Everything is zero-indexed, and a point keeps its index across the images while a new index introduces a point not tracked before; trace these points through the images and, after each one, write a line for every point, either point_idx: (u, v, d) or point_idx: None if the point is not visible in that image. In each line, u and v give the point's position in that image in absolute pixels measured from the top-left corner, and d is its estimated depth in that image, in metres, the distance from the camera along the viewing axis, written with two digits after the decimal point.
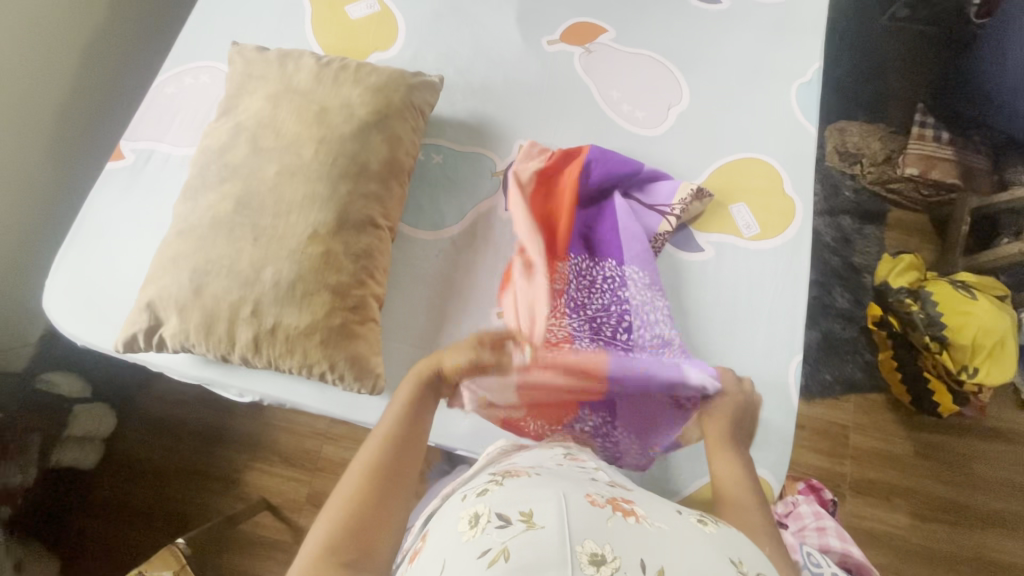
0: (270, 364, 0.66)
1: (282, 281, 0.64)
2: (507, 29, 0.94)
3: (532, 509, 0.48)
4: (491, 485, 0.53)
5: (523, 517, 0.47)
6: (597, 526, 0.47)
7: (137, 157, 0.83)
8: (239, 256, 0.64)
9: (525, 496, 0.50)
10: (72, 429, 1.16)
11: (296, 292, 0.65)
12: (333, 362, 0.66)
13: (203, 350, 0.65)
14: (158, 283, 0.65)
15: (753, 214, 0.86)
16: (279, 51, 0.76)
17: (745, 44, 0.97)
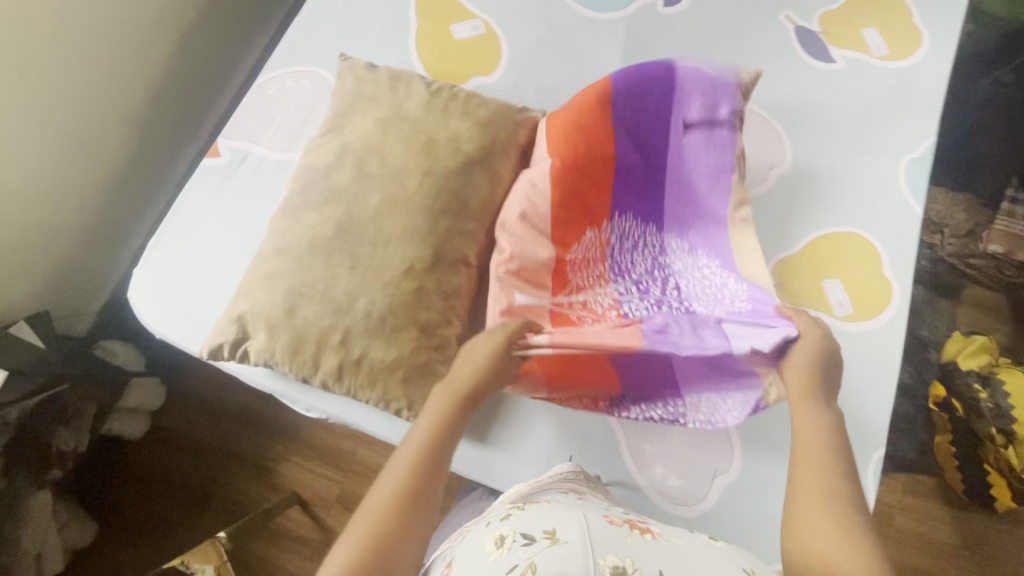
0: (349, 393, 0.65)
1: (374, 313, 0.64)
2: (611, 67, 0.92)
3: (555, 527, 0.53)
4: (513, 509, 0.58)
5: (546, 534, 0.52)
6: (617, 540, 0.52)
7: (233, 157, 0.83)
8: (335, 283, 0.64)
9: (546, 518, 0.55)
10: (127, 400, 1.18)
11: (386, 326, 0.64)
12: (411, 401, 0.65)
13: (286, 370, 0.65)
14: (251, 297, 0.65)
15: (846, 293, 0.83)
16: (390, 72, 0.75)
17: (856, 111, 0.93)
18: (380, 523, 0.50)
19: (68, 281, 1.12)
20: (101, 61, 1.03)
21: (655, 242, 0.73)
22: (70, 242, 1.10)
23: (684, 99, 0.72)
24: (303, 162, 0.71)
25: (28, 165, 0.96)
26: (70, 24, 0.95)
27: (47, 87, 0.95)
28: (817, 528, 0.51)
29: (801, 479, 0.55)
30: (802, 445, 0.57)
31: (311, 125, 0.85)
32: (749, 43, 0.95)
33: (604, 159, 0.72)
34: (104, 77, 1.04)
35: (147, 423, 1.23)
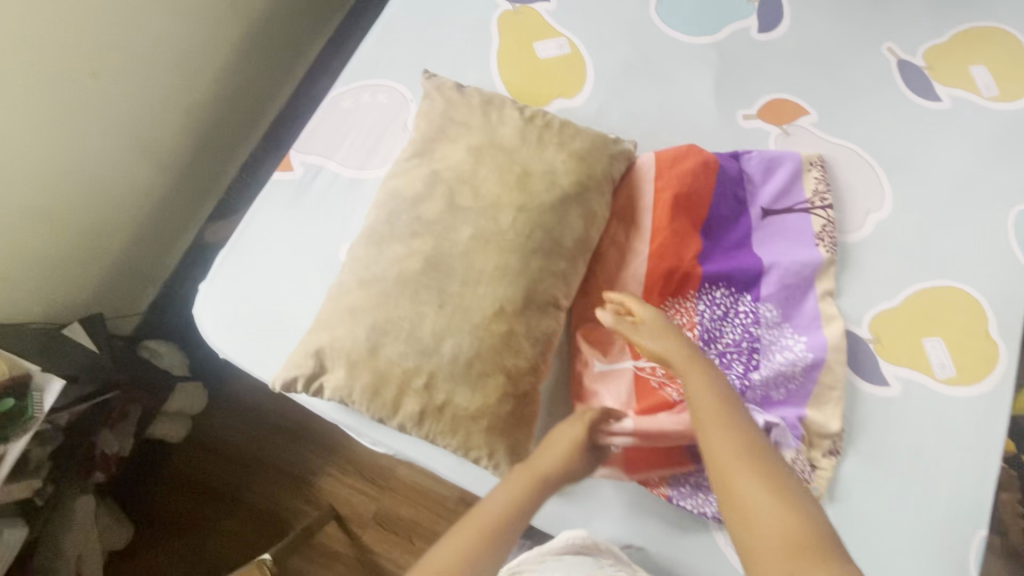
0: (428, 438, 0.61)
1: (461, 356, 0.60)
2: (701, 95, 0.87)
3: None
4: None
5: None
6: None
7: (306, 171, 0.80)
8: (422, 321, 0.60)
9: None
10: (170, 404, 1.15)
11: (473, 370, 0.60)
12: (493, 450, 0.61)
13: (363, 411, 0.61)
14: (331, 330, 0.62)
15: (949, 353, 0.77)
16: (481, 95, 0.71)
17: (961, 153, 0.87)
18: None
19: (118, 280, 1.10)
20: (167, 58, 1.01)
21: (748, 308, 0.75)
22: (124, 240, 1.08)
23: (754, 190, 0.81)
24: (388, 187, 0.68)
25: (89, 161, 0.95)
26: (141, 21, 0.94)
27: (114, 85, 0.95)
28: (768, 514, 0.50)
29: (713, 440, 0.55)
30: (704, 405, 0.57)
31: (388, 143, 0.82)
32: (848, 76, 0.90)
33: (693, 232, 0.76)
34: (170, 76, 1.03)
35: (187, 426, 1.21)
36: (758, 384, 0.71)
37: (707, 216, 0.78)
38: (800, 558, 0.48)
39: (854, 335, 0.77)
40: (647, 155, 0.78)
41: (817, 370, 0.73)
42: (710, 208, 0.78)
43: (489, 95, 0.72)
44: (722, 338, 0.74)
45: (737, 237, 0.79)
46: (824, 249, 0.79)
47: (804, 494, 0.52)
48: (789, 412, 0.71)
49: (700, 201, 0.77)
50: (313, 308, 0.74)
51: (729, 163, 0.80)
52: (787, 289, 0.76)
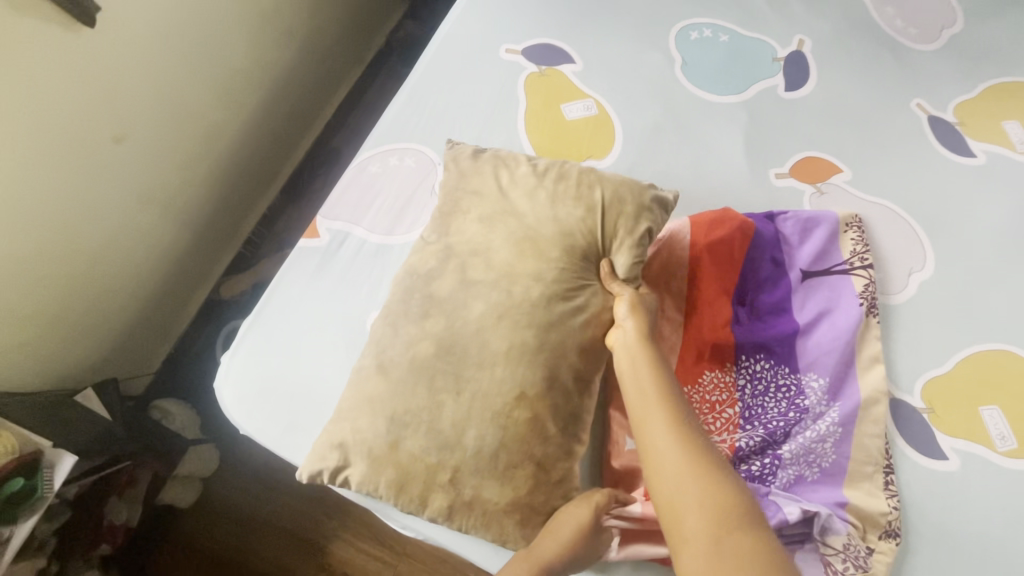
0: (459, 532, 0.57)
1: (484, 450, 0.56)
2: (732, 153, 0.86)
3: None
4: None
5: None
6: None
7: (332, 238, 0.78)
8: (439, 413, 0.57)
9: None
10: (180, 469, 1.11)
11: (499, 463, 0.56)
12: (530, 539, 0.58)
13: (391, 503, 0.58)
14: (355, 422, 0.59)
15: (1008, 423, 0.73)
16: (506, 163, 0.70)
17: (1002, 211, 0.85)
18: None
19: (131, 341, 1.08)
20: (193, 119, 1.02)
21: (790, 381, 0.72)
22: (141, 300, 1.06)
23: (790, 252, 0.79)
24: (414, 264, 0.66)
25: (109, 223, 0.94)
26: (166, 86, 0.94)
27: (137, 149, 0.94)
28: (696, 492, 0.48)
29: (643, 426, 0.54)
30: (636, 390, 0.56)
31: (416, 209, 0.81)
32: (879, 133, 0.89)
33: (728, 299, 0.74)
34: (191, 136, 1.03)
35: (199, 490, 1.16)
36: (788, 461, 0.66)
37: (741, 281, 0.76)
38: (720, 524, 0.47)
39: (903, 404, 0.73)
40: (678, 220, 0.76)
41: (849, 444, 0.68)
42: (744, 272, 0.76)
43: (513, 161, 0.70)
44: (765, 414, 0.70)
45: (775, 303, 0.76)
46: (869, 315, 0.75)
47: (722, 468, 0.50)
48: (827, 495, 0.66)
49: (735, 266, 0.75)
50: (339, 383, 0.71)
51: (764, 226, 0.78)
52: (834, 358, 0.72)
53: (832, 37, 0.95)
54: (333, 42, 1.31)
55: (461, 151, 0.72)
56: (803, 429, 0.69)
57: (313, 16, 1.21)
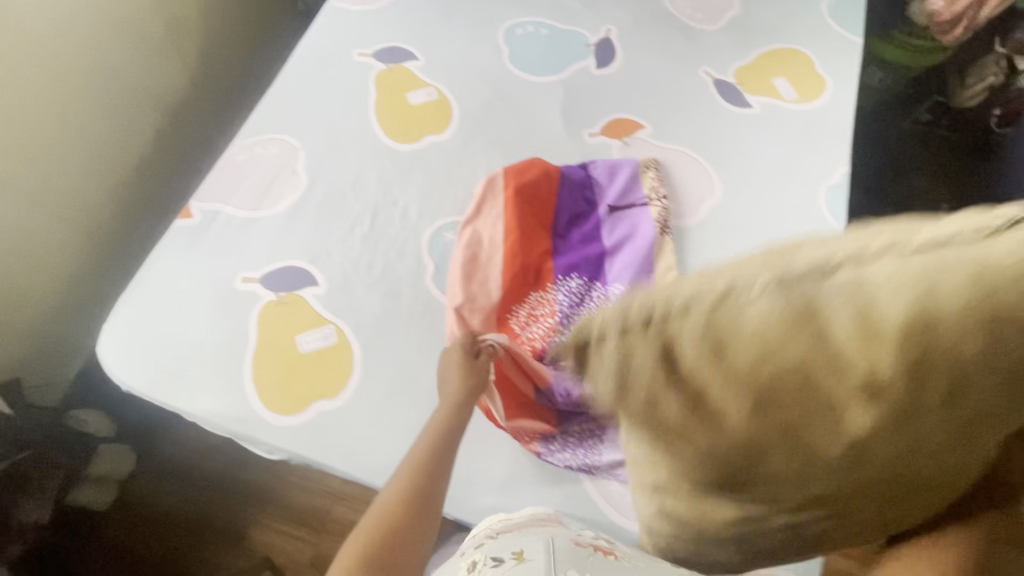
0: None
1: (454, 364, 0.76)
2: (551, 120, 1.02)
3: (523, 548, 0.69)
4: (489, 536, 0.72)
5: (515, 555, 0.69)
6: (580, 558, 0.69)
7: (203, 217, 0.90)
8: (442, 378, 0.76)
9: (517, 539, 0.70)
10: (93, 469, 1.17)
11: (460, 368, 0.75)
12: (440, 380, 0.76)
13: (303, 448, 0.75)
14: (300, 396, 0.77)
15: None
16: (774, 306, 0.30)
17: (774, 146, 1.03)
18: (376, 541, 0.66)
19: (37, 349, 1.12)
20: (89, 135, 1.11)
21: (599, 292, 0.86)
22: (53, 306, 1.13)
23: (595, 190, 0.95)
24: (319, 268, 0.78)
25: (9, 232, 1.01)
26: (65, 107, 1.05)
27: (32, 162, 1.02)
28: None
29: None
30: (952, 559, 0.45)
31: (279, 187, 0.93)
32: (674, 96, 1.07)
33: (542, 232, 0.89)
34: (89, 152, 1.12)
35: (116, 491, 1.21)
36: None
37: (556, 219, 0.91)
38: None
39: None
40: (495, 172, 0.91)
41: None
42: (553, 207, 0.91)
43: (727, 440, 0.33)
44: (578, 320, 0.84)
45: (585, 233, 0.91)
46: (663, 234, 0.91)
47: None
48: None
49: (545, 203, 0.91)
50: (210, 334, 0.81)
51: (573, 172, 0.94)
52: (630, 269, 0.87)
53: (633, 25, 1.15)
54: (234, 73, 1.46)
55: (645, 390, 0.32)
56: None
57: (206, 47, 1.35)
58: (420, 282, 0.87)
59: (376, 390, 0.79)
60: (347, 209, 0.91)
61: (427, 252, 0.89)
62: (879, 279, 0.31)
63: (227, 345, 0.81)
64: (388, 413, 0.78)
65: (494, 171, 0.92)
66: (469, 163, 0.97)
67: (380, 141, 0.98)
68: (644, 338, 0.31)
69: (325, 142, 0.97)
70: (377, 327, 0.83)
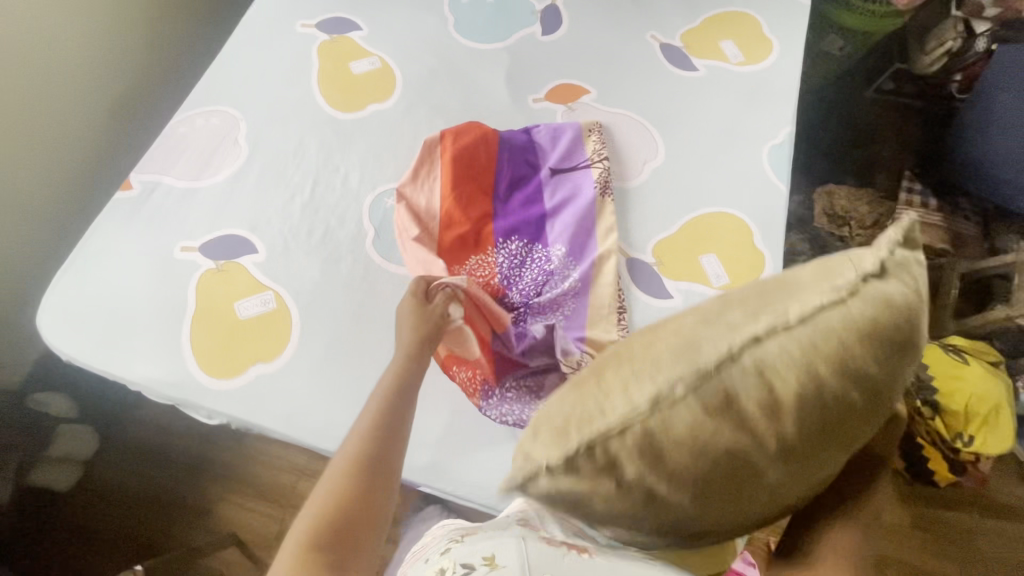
0: None
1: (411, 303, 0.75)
2: (495, 87, 1.02)
3: (493, 552, 0.56)
4: (452, 542, 0.61)
5: (486, 560, 0.55)
6: (554, 560, 0.53)
7: (143, 188, 0.90)
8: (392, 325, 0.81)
9: (486, 541, 0.58)
10: (54, 449, 1.17)
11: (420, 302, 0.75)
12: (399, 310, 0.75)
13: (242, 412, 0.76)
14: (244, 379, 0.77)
15: (722, 265, 0.89)
16: (671, 422, 0.32)
17: (719, 107, 1.03)
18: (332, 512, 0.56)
19: None
20: (40, 110, 1.07)
21: (539, 253, 0.87)
22: (6, 287, 1.09)
23: (536, 154, 0.94)
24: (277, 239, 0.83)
25: None
26: (14, 81, 1.01)
27: None
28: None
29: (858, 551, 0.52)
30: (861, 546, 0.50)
31: (220, 158, 0.93)
32: (620, 61, 1.07)
33: (482, 195, 0.90)
34: (43, 127, 1.08)
35: (79, 472, 1.21)
36: (534, 310, 0.83)
37: (498, 183, 0.92)
38: None
39: (637, 261, 0.89)
40: (435, 137, 0.91)
41: (585, 293, 0.83)
42: (493, 171, 0.92)
43: (692, 467, 0.34)
44: (517, 280, 0.85)
45: (527, 196, 0.92)
46: (604, 194, 0.91)
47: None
48: (569, 334, 0.81)
49: (484, 167, 0.91)
50: (148, 304, 0.81)
51: (515, 136, 0.94)
52: (570, 229, 0.87)
53: None
54: (191, 45, 1.40)
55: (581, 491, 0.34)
56: (547, 286, 0.84)
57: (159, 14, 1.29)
58: (360, 247, 0.87)
59: (314, 353, 0.80)
60: (287, 178, 0.92)
61: (367, 218, 0.89)
62: (800, 323, 0.34)
63: (166, 313, 0.81)
64: (326, 375, 0.78)
65: (433, 136, 0.92)
66: (411, 130, 0.97)
67: (323, 111, 0.98)
68: (606, 414, 0.33)
69: (266, 113, 0.97)
70: (317, 292, 0.83)
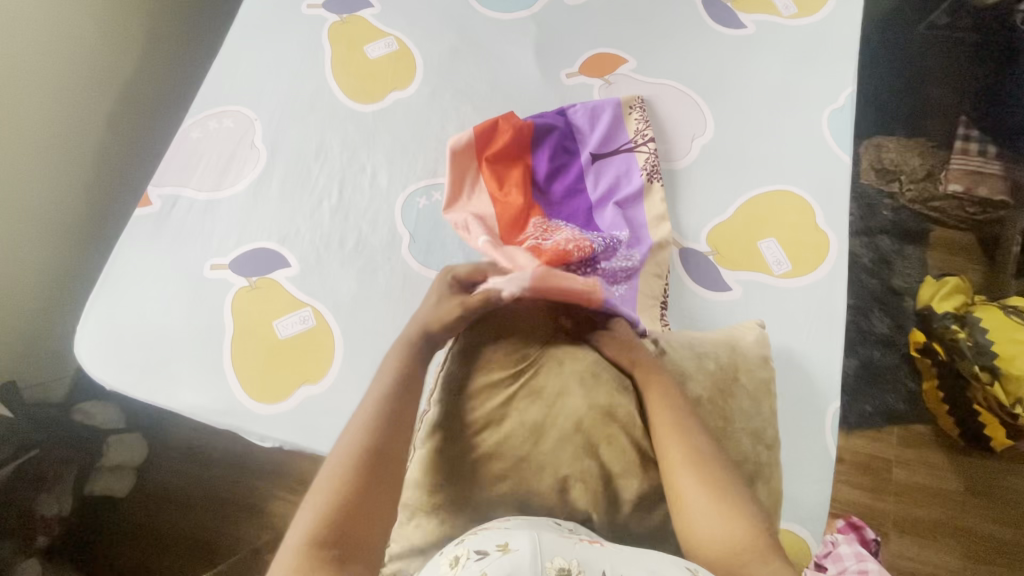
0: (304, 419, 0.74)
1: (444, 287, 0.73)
2: (524, 63, 0.93)
3: (508, 540, 0.51)
4: (466, 535, 0.56)
5: (499, 547, 0.50)
6: (568, 546, 0.51)
7: (163, 203, 0.85)
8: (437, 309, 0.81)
9: (501, 533, 0.53)
10: (109, 459, 1.18)
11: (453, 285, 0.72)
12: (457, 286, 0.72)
13: (295, 435, 0.74)
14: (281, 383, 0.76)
15: (783, 249, 0.83)
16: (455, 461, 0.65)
17: (772, 69, 0.94)
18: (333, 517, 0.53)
19: (24, 352, 1.09)
20: (48, 120, 1.01)
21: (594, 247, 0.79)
22: (32, 300, 1.07)
23: (572, 138, 0.87)
24: (321, 247, 0.82)
25: None
26: (17, 91, 0.95)
27: None
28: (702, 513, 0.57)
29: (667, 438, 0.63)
30: (660, 426, 0.64)
31: (239, 164, 0.87)
32: (659, 23, 0.97)
33: (525, 183, 0.82)
34: (52, 137, 1.02)
35: (134, 477, 1.23)
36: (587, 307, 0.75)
37: (538, 173, 0.84)
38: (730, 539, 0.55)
39: (691, 252, 0.83)
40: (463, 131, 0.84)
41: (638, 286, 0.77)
42: (531, 160, 0.84)
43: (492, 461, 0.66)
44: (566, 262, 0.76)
45: (570, 185, 0.84)
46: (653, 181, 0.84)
47: (748, 508, 0.57)
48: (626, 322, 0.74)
49: (520, 158, 0.84)
50: (184, 326, 0.79)
51: (553, 119, 0.86)
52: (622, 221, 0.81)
53: None
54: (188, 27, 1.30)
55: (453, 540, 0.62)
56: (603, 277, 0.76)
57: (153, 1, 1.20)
58: (396, 254, 0.82)
59: (359, 371, 0.77)
60: (311, 182, 0.86)
61: (401, 221, 0.84)
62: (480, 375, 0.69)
63: (204, 335, 0.78)
64: None
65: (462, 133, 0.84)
66: (437, 120, 0.90)
67: (341, 103, 0.91)
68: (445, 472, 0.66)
69: (281, 110, 0.91)
70: (356, 305, 0.80)
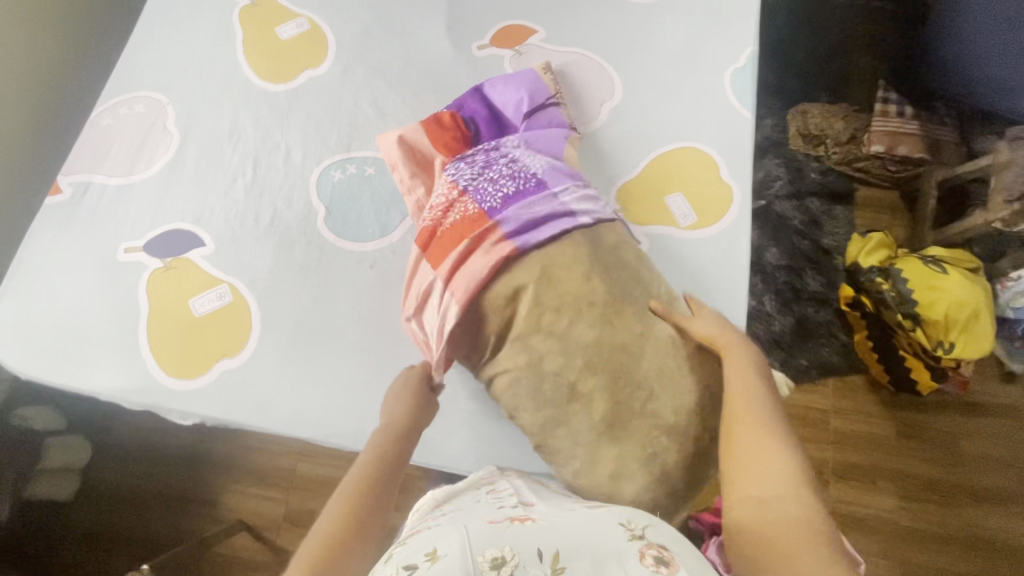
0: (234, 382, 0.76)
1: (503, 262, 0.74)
2: (435, 37, 0.95)
3: (436, 548, 0.50)
4: (395, 546, 0.54)
5: (427, 557, 0.49)
6: (494, 536, 0.51)
7: (75, 190, 0.85)
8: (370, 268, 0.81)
9: (428, 542, 0.51)
10: (47, 462, 1.15)
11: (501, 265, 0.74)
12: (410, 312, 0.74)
13: (215, 407, 0.75)
14: (196, 361, 0.76)
15: (689, 203, 0.86)
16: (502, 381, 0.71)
17: (675, 33, 0.97)
18: (347, 522, 0.57)
19: None
20: None
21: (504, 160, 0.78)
22: None
23: (503, 109, 0.85)
24: (235, 225, 0.83)
25: None
26: None
27: None
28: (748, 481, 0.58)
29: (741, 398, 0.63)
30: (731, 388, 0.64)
31: (152, 148, 0.87)
32: None
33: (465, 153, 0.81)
34: None
35: (77, 479, 1.20)
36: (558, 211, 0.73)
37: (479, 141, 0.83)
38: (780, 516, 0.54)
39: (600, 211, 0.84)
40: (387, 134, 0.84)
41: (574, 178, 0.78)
42: (474, 137, 0.83)
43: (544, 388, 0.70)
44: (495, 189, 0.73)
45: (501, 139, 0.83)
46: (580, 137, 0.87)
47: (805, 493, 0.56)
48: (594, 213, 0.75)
49: (466, 137, 0.83)
50: (100, 310, 0.78)
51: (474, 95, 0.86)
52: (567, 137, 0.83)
53: None
54: (119, 16, 1.25)
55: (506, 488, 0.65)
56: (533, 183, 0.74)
57: None
58: (312, 227, 0.83)
59: (278, 341, 0.78)
60: (225, 162, 0.86)
61: (316, 196, 0.85)
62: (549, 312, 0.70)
63: (119, 318, 0.78)
64: (293, 362, 0.77)
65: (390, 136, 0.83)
66: (352, 95, 0.91)
67: (253, 84, 0.91)
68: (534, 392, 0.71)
69: (194, 92, 0.91)
70: (273, 280, 0.80)
